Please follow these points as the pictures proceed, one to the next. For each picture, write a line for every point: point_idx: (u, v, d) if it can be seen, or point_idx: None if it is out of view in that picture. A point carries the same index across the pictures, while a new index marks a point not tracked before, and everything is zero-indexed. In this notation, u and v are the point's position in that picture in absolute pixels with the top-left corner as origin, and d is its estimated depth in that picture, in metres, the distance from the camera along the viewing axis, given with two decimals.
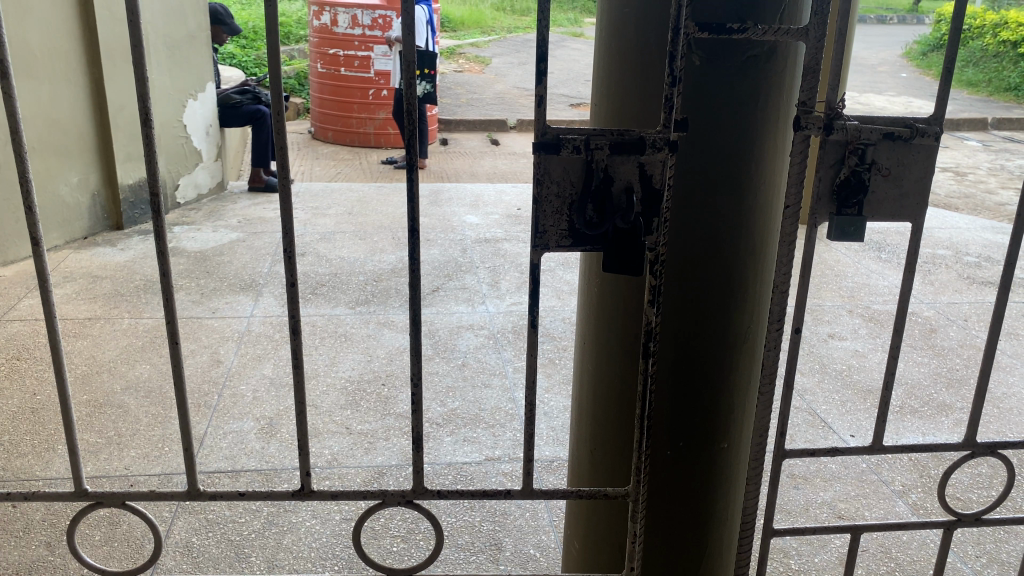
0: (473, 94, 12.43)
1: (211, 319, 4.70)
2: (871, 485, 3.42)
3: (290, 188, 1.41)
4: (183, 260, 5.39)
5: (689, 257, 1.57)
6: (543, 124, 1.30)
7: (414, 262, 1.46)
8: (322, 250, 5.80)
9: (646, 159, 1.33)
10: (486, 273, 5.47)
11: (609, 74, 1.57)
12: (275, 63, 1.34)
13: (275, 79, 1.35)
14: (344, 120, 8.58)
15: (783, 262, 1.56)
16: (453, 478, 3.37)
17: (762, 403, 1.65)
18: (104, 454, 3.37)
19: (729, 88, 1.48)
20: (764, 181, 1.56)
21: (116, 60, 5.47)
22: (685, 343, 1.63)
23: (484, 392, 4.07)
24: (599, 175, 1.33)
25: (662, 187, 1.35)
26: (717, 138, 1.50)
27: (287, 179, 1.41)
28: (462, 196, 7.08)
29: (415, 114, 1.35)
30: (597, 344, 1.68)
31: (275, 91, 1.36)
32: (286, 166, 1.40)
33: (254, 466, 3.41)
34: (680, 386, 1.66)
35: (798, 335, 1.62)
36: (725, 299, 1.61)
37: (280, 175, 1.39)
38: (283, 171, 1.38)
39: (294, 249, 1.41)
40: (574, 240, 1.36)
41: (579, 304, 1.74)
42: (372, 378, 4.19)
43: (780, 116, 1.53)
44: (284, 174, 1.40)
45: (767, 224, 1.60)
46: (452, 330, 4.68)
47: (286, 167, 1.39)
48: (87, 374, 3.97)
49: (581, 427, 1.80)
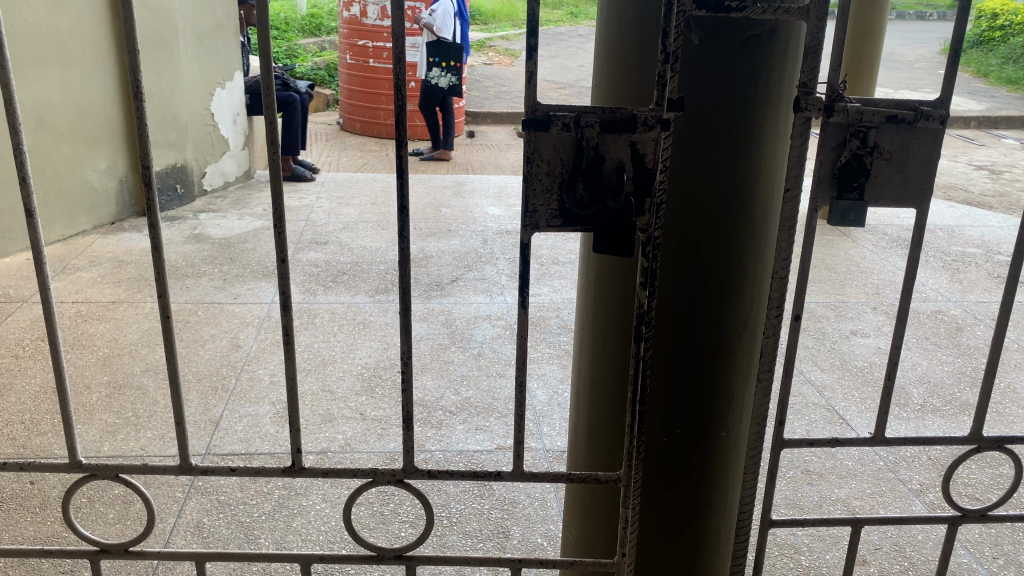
0: (501, 86, 12.42)
1: (233, 304, 4.75)
2: (888, 483, 3.37)
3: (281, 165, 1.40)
4: (208, 246, 5.45)
5: (688, 241, 1.56)
6: (533, 101, 1.28)
7: (406, 239, 1.45)
8: (344, 239, 5.83)
9: (637, 138, 1.31)
10: (506, 265, 5.46)
11: (609, 55, 1.55)
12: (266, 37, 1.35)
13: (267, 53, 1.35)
14: (371, 111, 8.61)
15: (783, 247, 1.53)
16: (463, 466, 3.37)
17: (759, 391, 1.63)
18: (122, 434, 3.42)
19: (727, 69, 1.46)
20: (762, 164, 1.53)
21: (144, 49, 5.54)
22: (681, 328, 1.61)
23: (499, 381, 4.07)
24: (590, 154, 1.31)
25: (655, 168, 1.32)
26: (716, 121, 1.48)
27: (277, 156, 1.40)
28: (486, 187, 7.08)
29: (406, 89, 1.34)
30: (594, 332, 1.66)
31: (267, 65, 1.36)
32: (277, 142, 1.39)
33: (267, 449, 3.44)
34: (676, 374, 1.64)
35: (798, 321, 1.58)
36: (721, 284, 1.59)
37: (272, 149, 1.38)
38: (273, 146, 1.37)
39: (286, 224, 1.40)
40: (564, 220, 1.35)
41: (578, 292, 1.73)
42: (387, 365, 4.21)
43: (781, 98, 1.51)
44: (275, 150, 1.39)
45: (768, 210, 1.58)
46: (469, 320, 4.68)
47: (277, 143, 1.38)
48: (107, 356, 4.03)
49: (579, 415, 1.79)
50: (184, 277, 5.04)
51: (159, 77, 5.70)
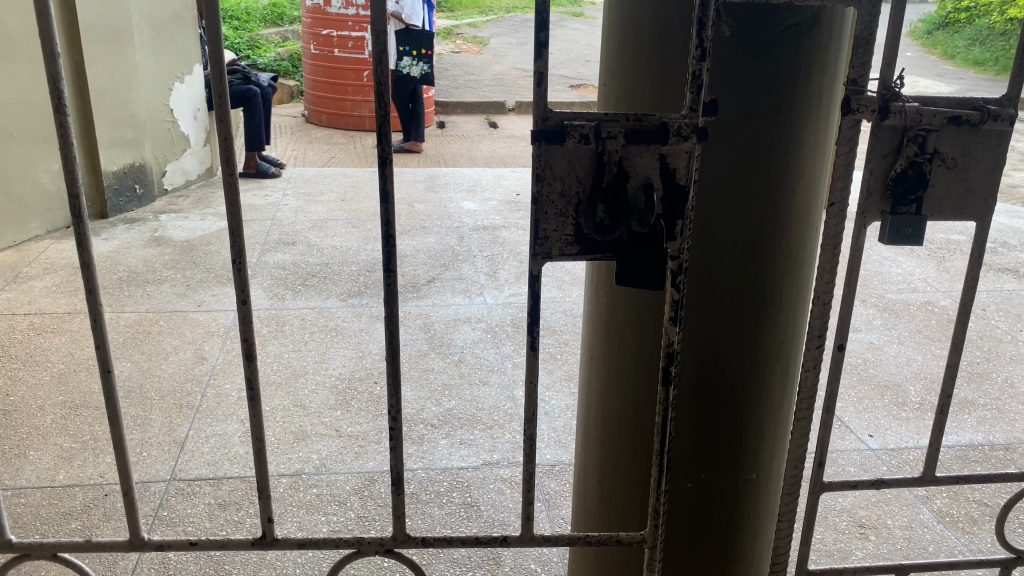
0: (470, 75, 12.15)
1: (196, 312, 4.48)
2: (893, 491, 3.21)
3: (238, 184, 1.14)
4: (169, 249, 5.17)
5: (717, 263, 1.36)
6: (544, 108, 1.06)
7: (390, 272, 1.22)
8: (313, 239, 5.56)
9: (668, 150, 1.09)
10: (484, 263, 5.24)
11: (621, 50, 1.35)
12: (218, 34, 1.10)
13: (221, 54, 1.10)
14: (338, 103, 8.31)
15: (826, 269, 1.32)
16: (448, 486, 3.16)
17: (796, 430, 1.43)
18: (79, 460, 3.16)
19: (762, 65, 1.25)
20: (801, 174, 1.33)
21: (97, 42, 5.21)
22: (709, 361, 1.41)
23: (482, 389, 3.86)
24: (612, 171, 1.09)
25: (688, 184, 1.11)
26: (749, 125, 1.28)
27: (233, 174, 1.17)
28: (459, 181, 6.84)
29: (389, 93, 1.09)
30: (606, 361, 1.51)
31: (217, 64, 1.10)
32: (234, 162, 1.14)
33: (236, 472, 3.20)
34: (702, 412, 1.45)
35: (841, 352, 1.39)
36: (753, 310, 1.39)
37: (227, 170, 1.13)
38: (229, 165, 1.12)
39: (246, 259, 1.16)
40: (582, 248, 1.14)
41: (590, 321, 1.53)
42: (363, 376, 3.97)
43: (822, 96, 1.31)
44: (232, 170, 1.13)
45: (805, 226, 1.38)
46: (449, 324, 4.46)
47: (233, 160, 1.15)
48: (63, 372, 3.75)
49: (590, 451, 1.62)
50: (144, 283, 4.76)
51: (112, 72, 5.38)
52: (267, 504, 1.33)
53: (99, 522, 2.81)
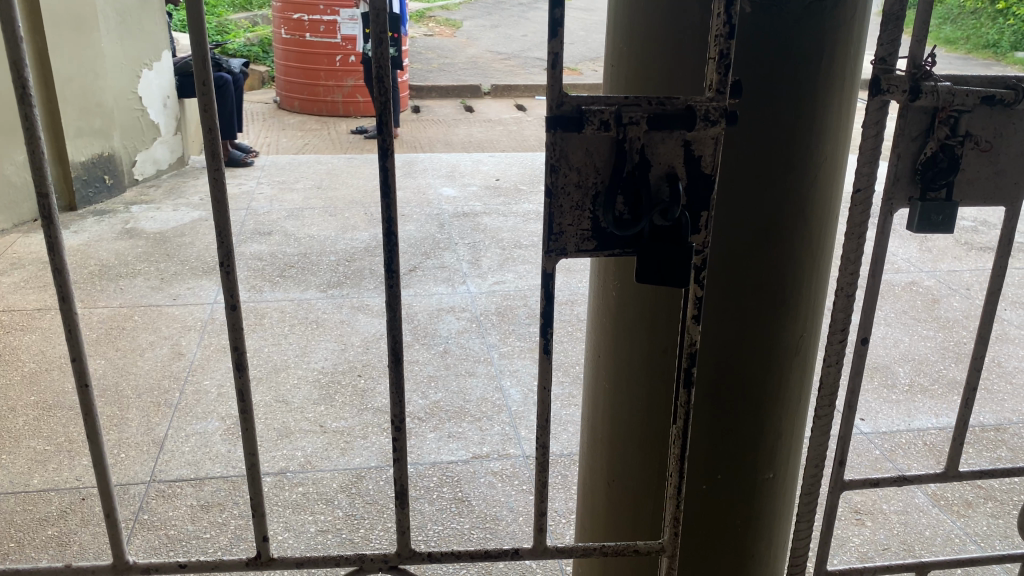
0: (444, 58, 11.97)
1: (172, 306, 4.36)
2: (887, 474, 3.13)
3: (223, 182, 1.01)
4: (141, 241, 5.02)
5: (734, 256, 1.28)
6: (559, 92, 0.98)
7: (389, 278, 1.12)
8: (289, 228, 5.43)
9: (693, 136, 1.01)
10: (466, 251, 5.14)
11: (631, 29, 1.28)
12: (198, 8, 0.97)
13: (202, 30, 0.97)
14: (310, 88, 8.10)
15: (850, 259, 1.25)
16: (438, 480, 3.08)
17: (817, 428, 1.36)
18: (54, 463, 3.05)
19: (785, 43, 1.18)
20: (823, 158, 1.26)
21: (61, 29, 5.04)
22: (726, 357, 1.35)
23: (469, 380, 3.78)
24: (634, 160, 1.01)
25: (713, 173, 1.04)
26: (770, 108, 1.21)
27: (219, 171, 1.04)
28: (437, 167, 6.73)
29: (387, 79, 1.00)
30: (614, 359, 1.45)
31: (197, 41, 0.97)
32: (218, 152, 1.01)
33: (219, 472, 3.10)
34: (717, 412, 1.38)
35: (864, 346, 1.32)
36: (771, 304, 1.32)
37: (214, 166, 1.00)
38: (213, 159, 1.00)
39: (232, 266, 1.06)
40: (599, 243, 1.06)
41: (600, 316, 1.46)
42: (347, 369, 3.88)
43: (846, 76, 1.23)
44: (215, 162, 1.00)
45: (825, 215, 1.31)
46: (432, 313, 4.36)
47: (216, 151, 1.00)
48: (35, 371, 3.62)
49: (595, 454, 1.55)
50: (117, 277, 4.61)
51: (77, 58, 5.20)
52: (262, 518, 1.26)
53: (78, 527, 2.71)
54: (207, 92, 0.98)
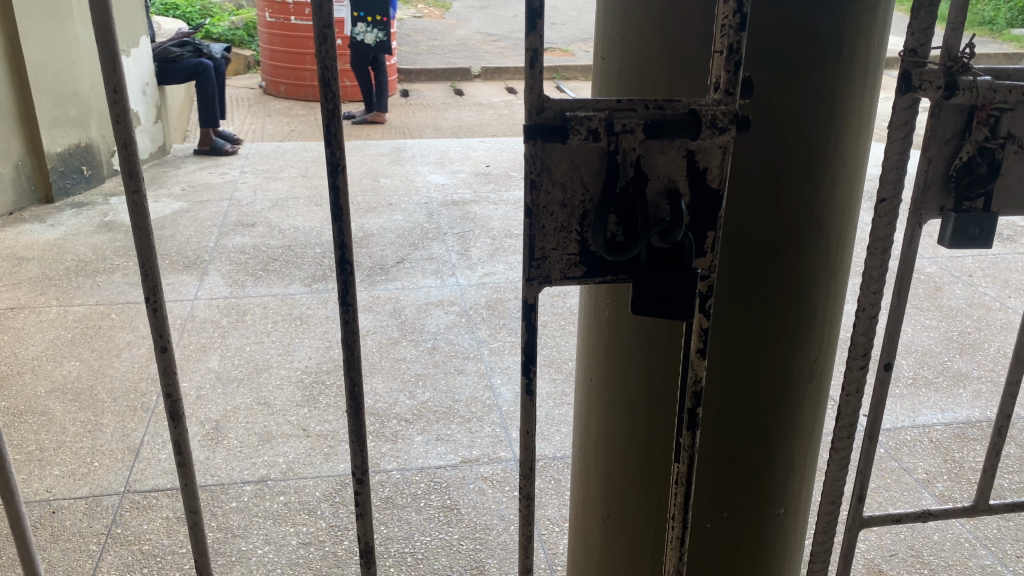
0: (434, 40, 11.74)
1: (150, 304, 4.16)
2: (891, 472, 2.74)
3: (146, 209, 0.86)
4: (120, 234, 4.82)
5: (744, 274, 1.14)
6: (539, 95, 0.83)
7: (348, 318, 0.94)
8: (273, 219, 5.26)
9: (697, 145, 0.86)
10: (455, 241, 4.98)
11: (626, 15, 1.13)
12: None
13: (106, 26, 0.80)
14: (296, 73, 7.90)
15: (874, 277, 1.10)
16: (424, 487, 2.92)
17: (835, 460, 1.22)
18: (24, 473, 2.88)
19: (802, 32, 1.03)
20: (843, 162, 1.12)
21: (33, 14, 4.83)
22: (732, 385, 1.20)
23: (457, 378, 3.63)
24: (628, 174, 0.86)
25: (720, 188, 0.89)
26: (783, 106, 1.06)
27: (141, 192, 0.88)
28: (426, 153, 6.53)
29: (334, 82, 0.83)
30: (608, 385, 1.31)
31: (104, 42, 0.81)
32: (137, 171, 0.86)
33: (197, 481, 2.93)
34: (722, 443, 1.24)
35: (887, 372, 1.17)
36: (784, 324, 1.18)
37: (131, 190, 0.85)
38: (131, 181, 0.85)
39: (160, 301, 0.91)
40: (588, 269, 0.91)
41: (592, 339, 1.32)
42: (332, 368, 3.72)
43: (869, 70, 1.09)
44: (135, 183, 0.85)
45: (845, 227, 1.17)
46: (420, 308, 4.20)
47: (136, 171, 0.85)
48: (5, 374, 3.46)
49: (588, 486, 1.42)
50: (94, 273, 4.37)
51: (50, 43, 4.97)
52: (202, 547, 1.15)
53: (47, 544, 2.54)
54: (117, 102, 0.83)
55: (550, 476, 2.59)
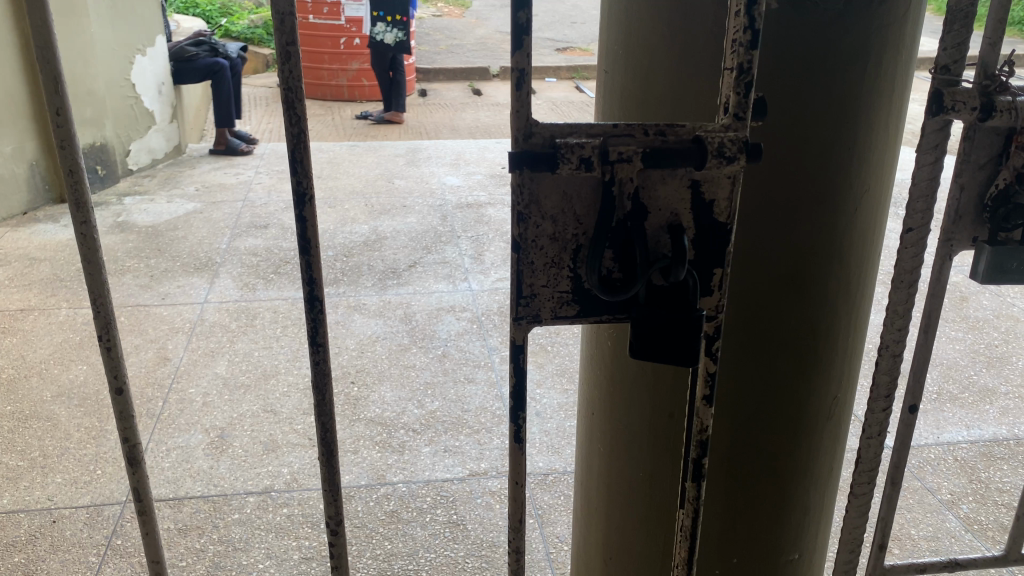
0: (453, 40, 11.63)
1: (162, 307, 3.87)
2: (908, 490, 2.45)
3: (95, 240, 0.83)
4: (131, 235, 4.64)
5: (758, 308, 1.05)
6: (525, 120, 0.75)
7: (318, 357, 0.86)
8: (287, 221, 5.02)
9: (702, 175, 0.78)
10: (469, 245, 4.72)
11: (630, 27, 1.05)
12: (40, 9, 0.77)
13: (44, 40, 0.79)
14: (314, 72, 7.82)
15: (899, 312, 1.01)
16: (431, 502, 2.59)
17: (854, 507, 1.13)
18: (24, 481, 2.41)
19: (822, 48, 0.94)
20: (867, 187, 1.02)
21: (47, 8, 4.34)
22: (742, 425, 1.11)
23: (467, 388, 3.28)
24: (625, 208, 0.78)
25: (728, 222, 0.80)
26: (800, 127, 0.97)
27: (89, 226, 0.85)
28: (441, 155, 6.43)
29: (299, 105, 0.76)
30: (611, 421, 1.22)
31: (46, 63, 0.78)
32: (85, 201, 0.82)
33: (201, 491, 2.58)
34: (731, 486, 1.15)
35: (913, 414, 1.08)
36: (798, 361, 1.09)
37: (79, 220, 0.83)
38: (80, 209, 0.82)
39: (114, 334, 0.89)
40: (581, 310, 0.83)
41: (594, 370, 1.25)
42: (341, 376, 3.33)
43: (895, 87, 1.00)
44: (82, 214, 0.82)
45: (866, 257, 1.08)
46: (430, 314, 3.90)
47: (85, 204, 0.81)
48: (11, 379, 2.95)
49: (590, 525, 1.33)
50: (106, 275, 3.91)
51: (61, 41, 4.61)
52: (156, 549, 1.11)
53: (51, 556, 2.12)
54: (60, 121, 0.80)
55: (559, 491, 2.34)
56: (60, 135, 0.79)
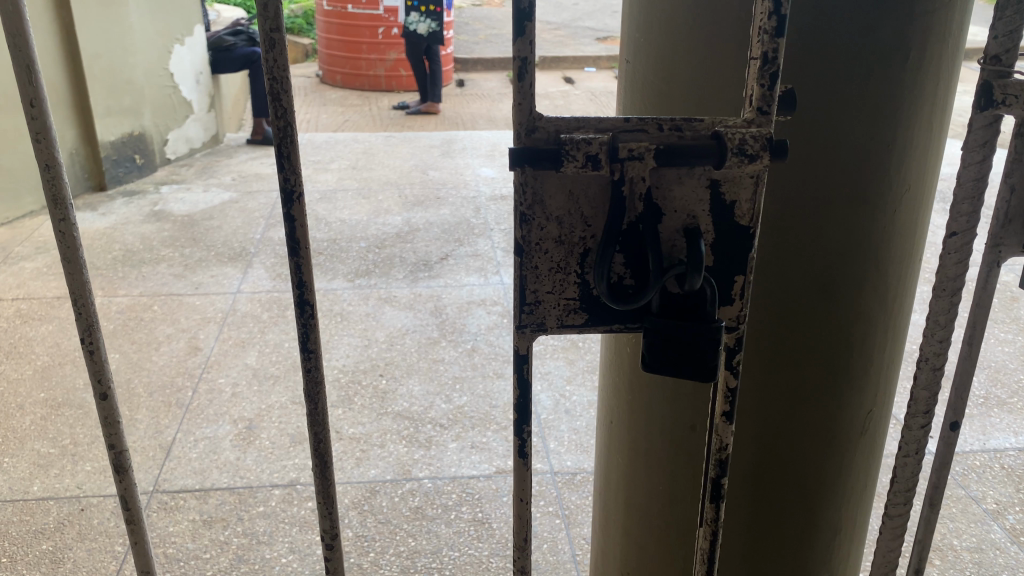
0: (491, 29, 11.55)
1: (194, 296, 3.52)
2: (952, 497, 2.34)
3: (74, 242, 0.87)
4: (162, 214, 4.40)
5: (786, 317, 0.98)
6: (528, 113, 0.69)
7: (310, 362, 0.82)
8: (321, 212, 4.97)
9: (722, 176, 0.71)
10: (502, 238, 4.59)
11: (652, 14, 0.98)
12: (15, 7, 0.80)
13: (18, 38, 0.81)
14: (352, 62, 7.82)
15: (940, 323, 0.93)
16: (456, 499, 2.39)
17: (887, 530, 1.05)
18: (54, 470, 2.26)
19: (859, 35, 0.86)
20: (905, 188, 0.95)
21: None
22: (768, 439, 1.05)
23: (498, 383, 3.06)
24: (637, 209, 0.72)
25: (750, 225, 0.73)
26: (835, 120, 0.89)
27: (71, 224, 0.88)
28: (477, 145, 6.36)
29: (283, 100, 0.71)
30: (630, 432, 1.16)
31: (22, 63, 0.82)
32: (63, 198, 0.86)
33: (226, 483, 2.33)
34: (756, 502, 1.08)
35: (954, 432, 1.00)
36: (829, 372, 1.02)
37: (57, 217, 0.87)
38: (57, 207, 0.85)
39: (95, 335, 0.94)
40: (591, 319, 0.77)
41: (612, 376, 1.19)
42: (369, 368, 3.15)
43: (941, 79, 0.92)
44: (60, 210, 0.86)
45: (905, 262, 1.00)
46: (461, 307, 3.73)
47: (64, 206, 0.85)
48: (48, 366, 2.76)
49: (609, 538, 1.27)
50: (139, 263, 3.79)
51: (104, 33, 4.51)
52: (143, 555, 1.10)
53: (77, 544, 1.99)
54: (35, 117, 0.83)
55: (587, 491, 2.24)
56: (37, 131, 0.82)
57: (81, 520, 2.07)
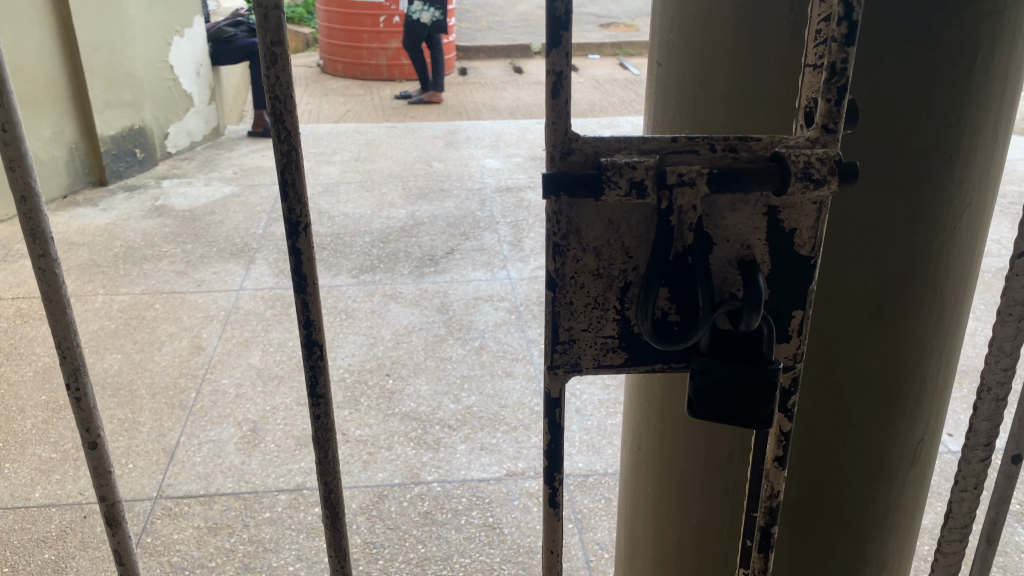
0: (493, 17, 11.42)
1: (196, 294, 3.44)
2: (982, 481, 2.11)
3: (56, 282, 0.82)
4: (163, 209, 4.32)
5: (836, 341, 0.91)
6: (563, 134, 0.61)
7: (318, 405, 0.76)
8: (324, 206, 4.89)
9: (783, 203, 0.63)
10: (508, 231, 4.50)
11: (688, 14, 0.90)
12: None
13: None
14: (353, 52, 7.72)
15: (1004, 350, 0.86)
16: (466, 503, 2.30)
17: (941, 566, 0.98)
18: (55, 475, 2.19)
19: (921, 37, 0.78)
20: (967, 204, 0.87)
21: None
22: (813, 470, 0.97)
23: (506, 382, 2.99)
24: (686, 239, 0.64)
25: (811, 255, 0.65)
26: (894, 131, 0.81)
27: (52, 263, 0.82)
28: (481, 135, 6.26)
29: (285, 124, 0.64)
30: (662, 461, 1.08)
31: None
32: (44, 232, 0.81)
33: (232, 488, 2.25)
34: (799, 535, 1.01)
35: (1014, 464, 0.93)
36: (881, 400, 0.94)
37: (37, 253, 0.81)
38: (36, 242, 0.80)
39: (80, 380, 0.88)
40: (632, 361, 0.69)
41: (641, 400, 1.11)
42: (375, 367, 3.08)
43: (1008, 83, 0.84)
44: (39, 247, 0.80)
45: (963, 281, 0.92)
46: (468, 303, 3.64)
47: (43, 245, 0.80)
48: (49, 368, 2.69)
49: (636, 567, 1.21)
50: (140, 261, 3.71)
51: (102, 24, 4.43)
52: None
53: (80, 551, 1.92)
54: (8, 143, 0.77)
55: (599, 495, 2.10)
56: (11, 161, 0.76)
57: (83, 528, 2.00)
